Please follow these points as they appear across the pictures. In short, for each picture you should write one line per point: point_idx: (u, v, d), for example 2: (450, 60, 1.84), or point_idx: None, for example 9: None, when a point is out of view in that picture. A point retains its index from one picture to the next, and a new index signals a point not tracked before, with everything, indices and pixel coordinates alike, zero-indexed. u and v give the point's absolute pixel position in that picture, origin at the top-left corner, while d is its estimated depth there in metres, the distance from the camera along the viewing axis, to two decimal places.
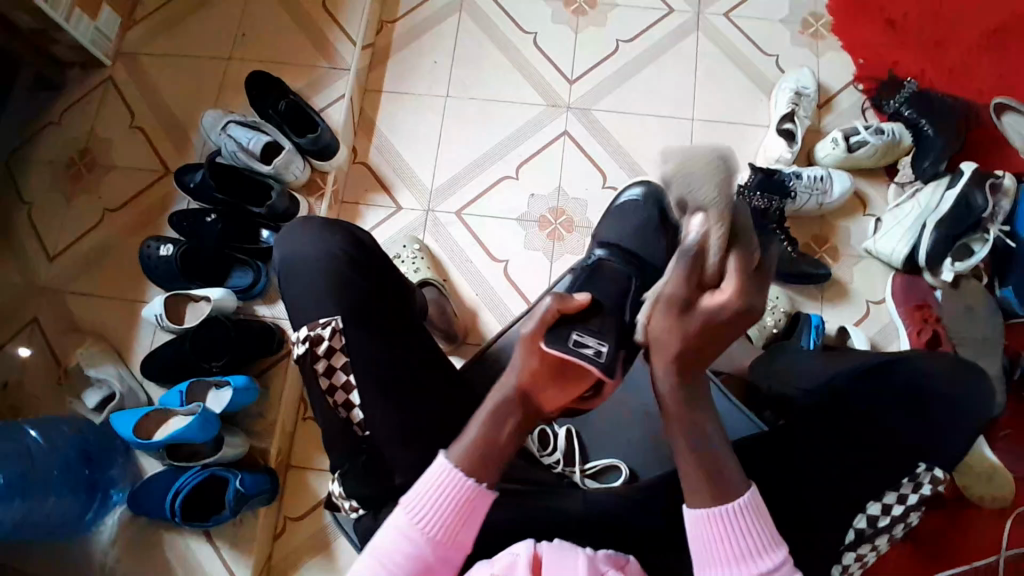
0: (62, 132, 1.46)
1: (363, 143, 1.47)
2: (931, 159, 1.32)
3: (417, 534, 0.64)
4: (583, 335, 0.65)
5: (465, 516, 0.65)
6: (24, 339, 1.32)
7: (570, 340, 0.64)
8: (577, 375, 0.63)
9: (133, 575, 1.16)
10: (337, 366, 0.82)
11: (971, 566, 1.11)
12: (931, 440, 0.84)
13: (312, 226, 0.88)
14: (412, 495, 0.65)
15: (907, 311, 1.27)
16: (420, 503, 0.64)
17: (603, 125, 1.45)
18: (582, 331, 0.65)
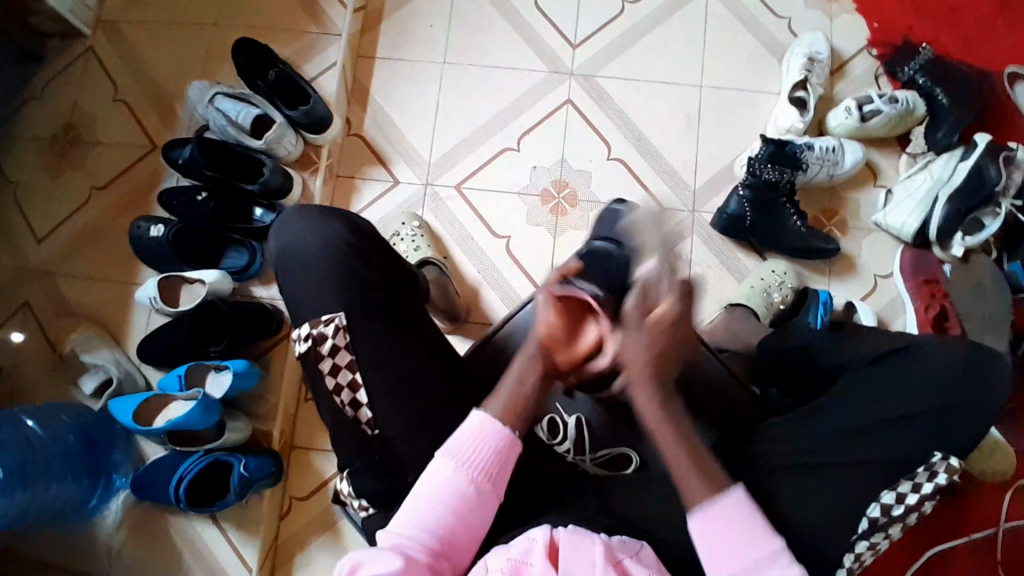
0: (43, 105, 1.39)
1: (357, 113, 1.41)
2: (945, 129, 1.28)
3: (458, 473, 0.73)
4: (584, 284, 0.76)
5: (502, 455, 0.74)
6: (16, 323, 1.29)
7: (574, 285, 0.75)
8: (582, 312, 0.76)
9: (141, 557, 1.17)
10: (342, 364, 0.79)
11: (969, 538, 1.13)
12: (952, 426, 0.81)
13: (308, 214, 0.85)
14: (453, 439, 0.75)
15: (915, 285, 1.25)
16: (462, 444, 0.74)
17: (609, 92, 1.39)
18: (584, 283, 0.76)
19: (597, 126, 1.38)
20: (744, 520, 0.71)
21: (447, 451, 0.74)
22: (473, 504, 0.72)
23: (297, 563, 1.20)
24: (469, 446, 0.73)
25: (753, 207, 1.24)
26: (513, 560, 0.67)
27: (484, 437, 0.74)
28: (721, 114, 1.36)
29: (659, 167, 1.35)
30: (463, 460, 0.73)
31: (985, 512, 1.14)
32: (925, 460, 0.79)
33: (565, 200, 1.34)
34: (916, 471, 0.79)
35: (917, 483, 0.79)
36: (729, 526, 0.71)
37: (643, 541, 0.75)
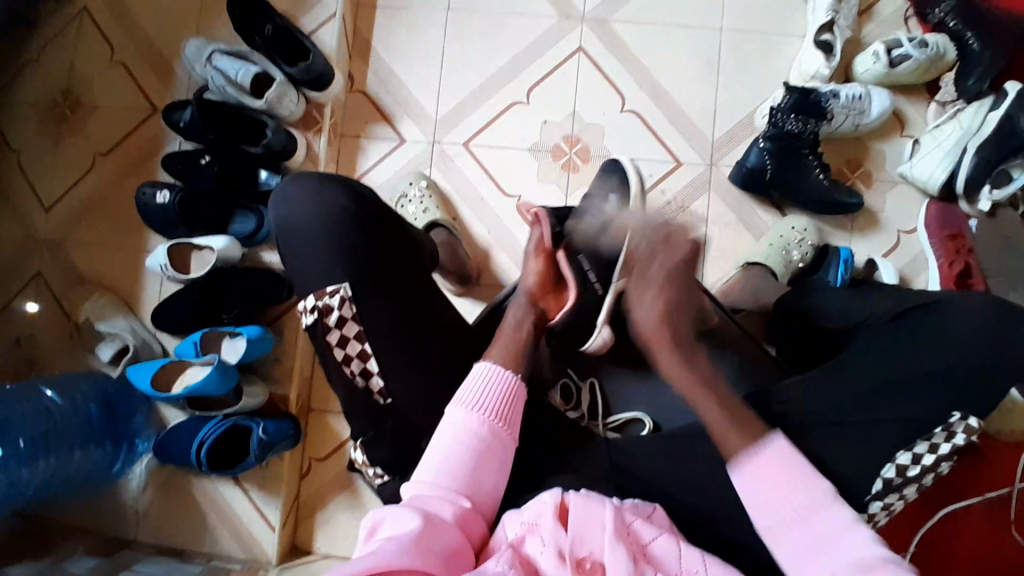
0: (39, 69, 1.35)
1: (359, 69, 1.36)
2: (978, 74, 1.18)
3: (474, 418, 0.73)
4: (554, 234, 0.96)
5: (511, 397, 0.75)
6: (31, 294, 1.30)
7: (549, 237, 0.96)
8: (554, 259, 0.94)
9: (169, 516, 1.22)
10: (351, 336, 0.78)
11: (982, 497, 1.13)
12: (975, 385, 0.79)
13: (307, 184, 0.83)
14: (464, 389, 0.75)
15: (940, 241, 1.20)
16: (472, 390, 0.75)
17: (622, 39, 1.32)
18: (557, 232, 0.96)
19: (611, 76, 1.31)
20: (790, 466, 0.68)
21: (458, 400, 0.74)
22: (492, 447, 0.72)
23: (319, 519, 1.24)
24: (480, 391, 0.74)
25: (774, 159, 1.18)
26: (527, 523, 0.67)
27: (493, 379, 0.75)
28: (741, 61, 1.29)
29: (676, 119, 1.29)
30: (476, 405, 0.74)
31: (1000, 471, 1.13)
32: (942, 420, 0.78)
33: (576, 155, 1.30)
34: (934, 432, 0.78)
35: (934, 443, 0.78)
36: (775, 475, 0.68)
37: (659, 504, 0.76)
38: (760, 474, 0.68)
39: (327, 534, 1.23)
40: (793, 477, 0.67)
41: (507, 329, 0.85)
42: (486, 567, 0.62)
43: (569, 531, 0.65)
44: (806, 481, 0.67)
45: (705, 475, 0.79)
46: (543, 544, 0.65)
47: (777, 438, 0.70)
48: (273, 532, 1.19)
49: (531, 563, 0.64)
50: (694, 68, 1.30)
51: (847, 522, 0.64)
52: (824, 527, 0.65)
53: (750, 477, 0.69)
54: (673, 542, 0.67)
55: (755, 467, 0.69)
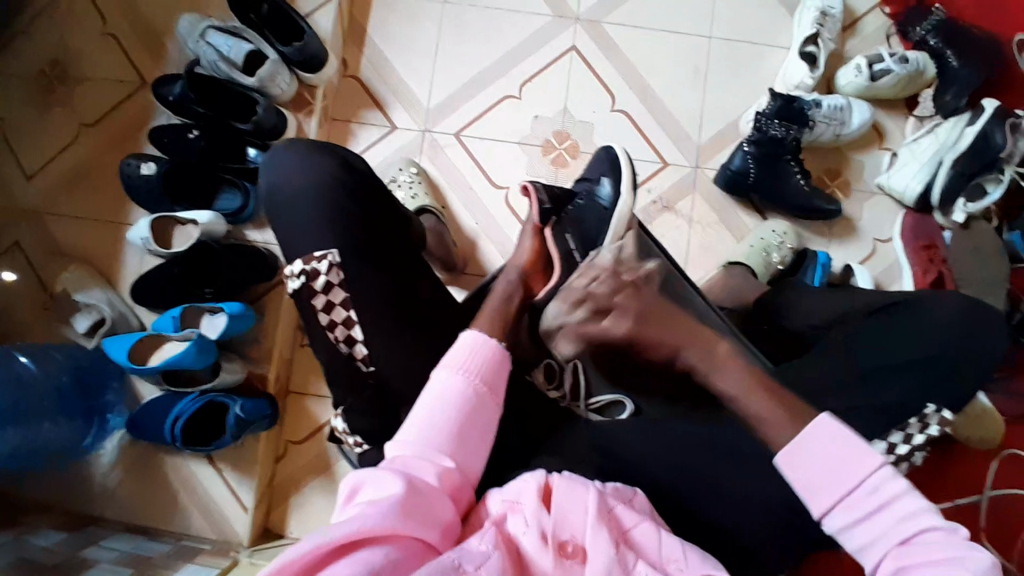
0: (28, 39, 1.33)
1: (354, 54, 1.36)
2: (954, 91, 1.24)
3: (461, 382, 0.73)
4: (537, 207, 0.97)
5: (497, 363, 0.76)
6: (8, 263, 1.27)
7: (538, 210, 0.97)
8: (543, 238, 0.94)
9: (138, 493, 1.20)
10: (336, 302, 0.79)
11: (954, 503, 1.11)
12: (936, 380, 0.84)
13: (297, 151, 0.85)
14: (449, 354, 0.76)
15: (914, 250, 1.24)
16: (458, 354, 0.75)
17: (615, 40, 1.35)
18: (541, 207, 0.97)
19: (602, 75, 1.34)
20: (840, 445, 0.62)
21: (443, 364, 0.75)
22: (478, 408, 0.72)
23: (293, 503, 1.23)
24: (465, 355, 0.75)
25: (757, 163, 1.22)
26: (508, 501, 0.66)
27: (478, 345, 0.76)
28: (729, 67, 1.33)
29: (664, 121, 1.32)
30: (461, 368, 0.75)
31: (971, 476, 1.12)
32: (918, 411, 0.82)
33: (566, 151, 1.32)
34: (909, 421, 0.82)
35: (908, 433, 0.82)
36: (824, 453, 0.62)
37: (637, 487, 0.76)
38: (807, 459, 0.63)
39: (301, 517, 1.23)
40: (846, 450, 0.62)
41: (494, 303, 0.85)
42: (470, 545, 0.60)
43: (551, 513, 0.64)
44: (856, 462, 0.61)
45: (679, 458, 0.81)
46: (525, 523, 0.64)
47: (821, 416, 0.65)
48: (246, 514, 1.18)
49: (514, 542, 0.63)
50: (682, 71, 1.33)
51: (901, 488, 0.60)
52: (877, 497, 0.60)
53: (796, 458, 0.63)
54: (653, 528, 0.66)
55: (800, 452, 0.63)
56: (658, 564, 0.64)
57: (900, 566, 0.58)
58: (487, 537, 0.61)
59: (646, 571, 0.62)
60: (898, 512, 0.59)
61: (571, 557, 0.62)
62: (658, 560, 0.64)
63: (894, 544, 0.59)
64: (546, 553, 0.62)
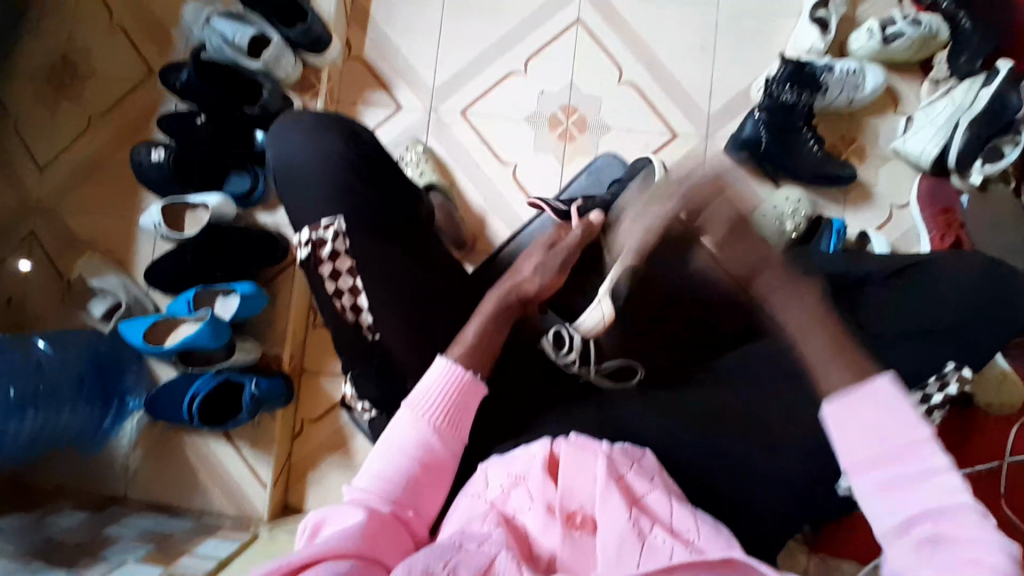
0: (37, 33, 1.35)
1: (357, 36, 1.36)
2: (968, 55, 1.20)
3: (423, 424, 0.71)
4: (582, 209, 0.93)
5: (463, 401, 0.73)
6: (25, 253, 1.29)
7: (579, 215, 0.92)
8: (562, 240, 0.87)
9: (155, 476, 1.21)
10: (343, 270, 0.80)
11: (972, 470, 1.08)
12: (954, 338, 0.82)
13: (301, 122, 0.86)
14: (414, 392, 0.73)
15: (932, 216, 1.21)
16: (421, 394, 0.72)
17: (620, 11, 1.33)
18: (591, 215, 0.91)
19: (608, 49, 1.32)
20: (890, 407, 0.58)
21: (407, 404, 0.72)
22: (438, 454, 0.70)
23: (310, 482, 1.24)
24: (427, 394, 0.72)
25: (769, 131, 1.20)
26: (513, 476, 0.66)
27: (443, 383, 0.72)
28: (738, 34, 1.30)
29: (672, 93, 1.30)
30: (425, 410, 0.71)
31: (989, 441, 1.09)
32: (937, 369, 0.82)
33: (573, 126, 1.31)
34: (928, 382, 0.82)
35: (928, 393, 0.82)
36: (869, 416, 0.59)
37: (646, 449, 0.74)
38: (852, 420, 0.59)
39: (319, 496, 1.23)
40: (897, 418, 0.58)
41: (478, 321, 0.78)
42: (472, 529, 0.62)
43: (557, 486, 0.64)
44: (908, 431, 0.57)
45: (693, 418, 0.80)
46: (530, 498, 0.64)
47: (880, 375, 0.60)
48: (266, 489, 1.19)
49: (517, 517, 0.64)
50: (691, 39, 1.31)
51: (943, 466, 0.56)
52: (916, 470, 0.56)
53: (846, 409, 0.60)
54: (664, 495, 0.65)
55: (852, 406, 0.60)
56: (673, 530, 0.62)
57: (925, 536, 0.54)
58: (489, 518, 0.62)
59: (662, 536, 0.60)
60: (936, 488, 0.55)
61: (580, 528, 0.62)
62: (671, 524, 0.63)
63: (921, 513, 0.55)
64: (553, 528, 0.62)
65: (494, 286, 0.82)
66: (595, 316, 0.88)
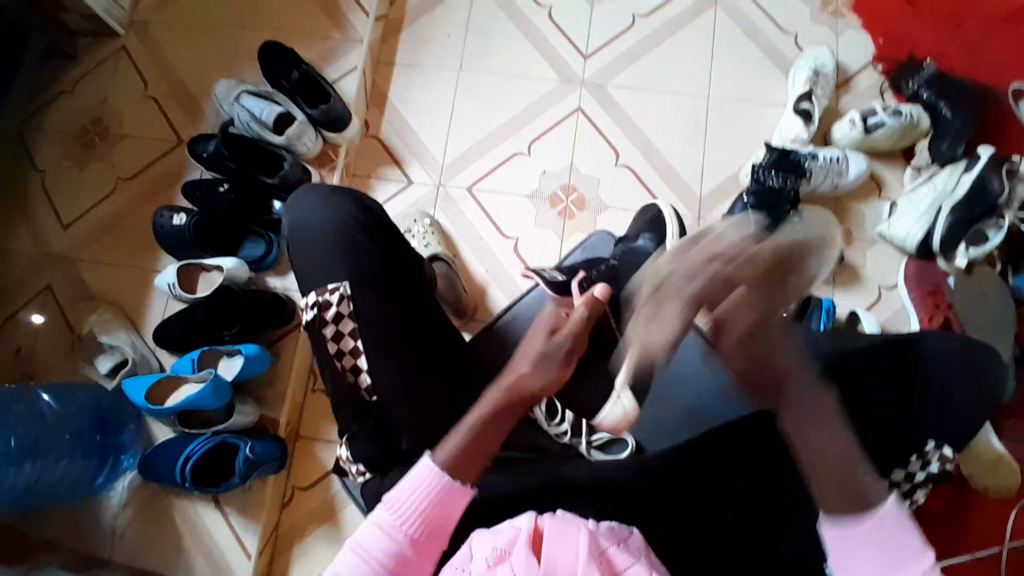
0: (75, 100, 1.46)
1: (374, 116, 1.47)
2: (949, 141, 1.29)
3: (397, 530, 0.69)
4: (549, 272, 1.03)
5: (441, 506, 0.70)
6: (38, 305, 1.34)
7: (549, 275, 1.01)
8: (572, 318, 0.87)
9: (141, 538, 1.19)
10: (345, 332, 0.84)
11: (973, 554, 1.11)
12: (941, 417, 0.85)
13: (319, 194, 0.92)
14: (393, 491, 0.71)
15: (919, 296, 1.26)
16: (399, 495, 0.70)
17: (618, 101, 1.43)
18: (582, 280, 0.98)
19: (607, 133, 1.42)
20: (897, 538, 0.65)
21: (384, 503, 0.70)
22: (409, 561, 0.69)
23: (296, 552, 1.22)
24: (406, 497, 0.70)
25: None
26: (498, 550, 0.66)
27: (424, 488, 0.70)
28: (728, 125, 1.40)
29: (666, 175, 1.38)
30: (401, 515, 0.69)
31: (989, 527, 1.12)
32: (920, 449, 0.84)
33: (572, 204, 1.38)
34: (912, 460, 0.84)
35: (910, 472, 0.84)
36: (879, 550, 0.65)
37: (633, 527, 0.74)
38: (856, 548, 0.66)
39: (305, 566, 1.21)
40: (900, 545, 0.65)
41: (474, 416, 0.74)
42: None
43: (541, 562, 0.63)
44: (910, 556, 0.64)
45: (681, 496, 0.81)
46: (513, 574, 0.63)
47: (883, 502, 0.66)
48: (250, 560, 1.17)
49: None
50: (684, 127, 1.41)
51: None
52: None
53: (843, 534, 0.67)
54: (648, 569, 0.64)
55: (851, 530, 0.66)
56: None
57: None
58: None
59: None
60: None
61: None
62: None
63: None
64: None
65: (494, 382, 0.78)
66: (616, 412, 0.89)
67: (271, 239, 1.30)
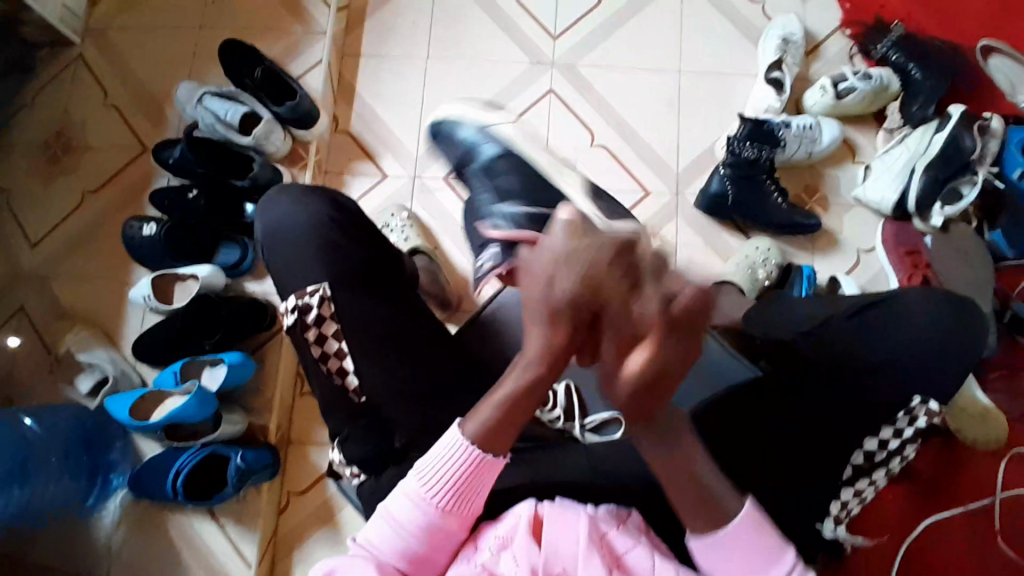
0: (33, 114, 1.41)
1: (344, 111, 1.44)
2: (920, 103, 1.29)
3: (426, 501, 0.67)
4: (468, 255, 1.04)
5: (476, 478, 0.67)
6: (12, 328, 1.30)
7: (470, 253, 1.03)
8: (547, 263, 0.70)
9: (138, 555, 1.18)
10: (329, 334, 0.82)
11: (966, 507, 1.13)
12: (925, 375, 0.86)
13: (291, 195, 0.90)
14: (426, 458, 0.68)
15: (897, 256, 1.26)
16: (431, 466, 0.67)
17: (590, 81, 1.42)
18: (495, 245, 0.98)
19: (580, 114, 1.40)
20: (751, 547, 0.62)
21: (416, 471, 0.68)
22: (442, 530, 0.67)
23: (296, 557, 1.21)
24: (438, 467, 0.67)
25: (734, 184, 1.26)
26: (501, 538, 0.67)
27: (457, 460, 0.66)
28: (700, 97, 1.39)
29: (643, 153, 1.38)
30: (431, 485, 0.67)
31: (981, 480, 1.14)
32: (905, 405, 0.85)
33: None
34: (898, 418, 0.85)
35: (897, 428, 0.86)
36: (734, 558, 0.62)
37: (632, 508, 0.74)
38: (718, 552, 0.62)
39: (306, 571, 1.20)
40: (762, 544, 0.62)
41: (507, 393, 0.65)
42: None
43: (541, 547, 0.64)
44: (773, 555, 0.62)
45: None
46: (515, 561, 0.64)
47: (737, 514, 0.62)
48: (250, 569, 1.17)
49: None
50: (658, 102, 1.40)
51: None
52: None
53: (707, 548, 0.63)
54: (649, 552, 0.65)
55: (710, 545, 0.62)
56: None
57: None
58: None
59: None
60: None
61: None
62: None
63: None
64: None
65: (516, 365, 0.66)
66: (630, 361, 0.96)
67: (249, 245, 1.28)
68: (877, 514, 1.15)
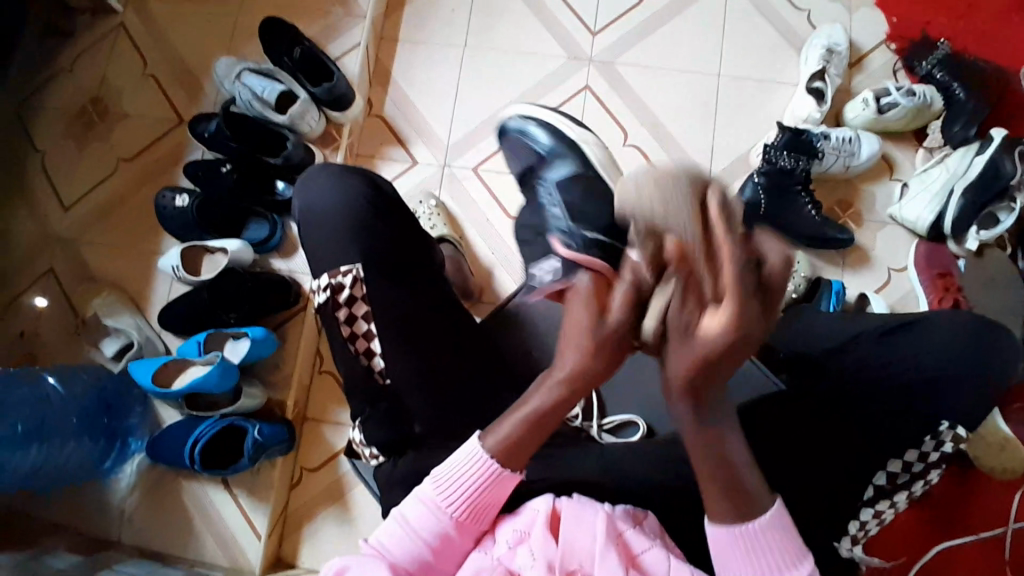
0: (72, 78, 1.43)
1: (378, 94, 1.44)
2: (962, 123, 1.27)
3: (440, 507, 0.68)
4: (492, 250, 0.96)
5: (491, 488, 0.68)
6: (40, 288, 1.32)
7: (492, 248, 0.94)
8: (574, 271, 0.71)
9: (150, 520, 1.20)
10: (359, 315, 0.83)
11: (977, 536, 1.12)
12: (953, 400, 0.84)
13: (327, 175, 0.90)
14: (443, 464, 0.70)
15: (929, 280, 1.24)
16: (448, 471, 0.68)
17: (627, 79, 1.41)
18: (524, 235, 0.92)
19: (615, 113, 1.39)
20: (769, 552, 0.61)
21: (431, 477, 0.70)
22: (452, 539, 0.68)
23: (304, 533, 1.22)
24: (456, 476, 0.68)
25: (767, 193, 1.25)
26: (518, 533, 0.67)
27: (475, 470, 0.67)
28: (738, 104, 1.37)
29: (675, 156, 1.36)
30: (447, 492, 0.68)
31: (994, 510, 1.13)
32: (932, 429, 0.83)
33: None
34: (924, 441, 0.82)
35: (924, 452, 0.82)
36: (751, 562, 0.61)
37: (648, 511, 0.74)
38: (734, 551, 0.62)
39: (314, 548, 1.22)
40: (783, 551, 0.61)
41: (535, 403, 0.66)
42: None
43: (558, 543, 0.65)
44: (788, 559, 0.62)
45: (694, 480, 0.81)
46: (532, 556, 0.64)
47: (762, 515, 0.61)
48: (260, 541, 1.18)
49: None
50: (695, 106, 1.38)
51: None
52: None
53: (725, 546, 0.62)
54: (665, 555, 0.65)
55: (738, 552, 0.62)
56: None
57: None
58: None
59: None
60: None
61: None
62: None
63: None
64: None
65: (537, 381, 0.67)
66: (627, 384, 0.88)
67: (277, 223, 1.29)
68: (885, 536, 1.14)
